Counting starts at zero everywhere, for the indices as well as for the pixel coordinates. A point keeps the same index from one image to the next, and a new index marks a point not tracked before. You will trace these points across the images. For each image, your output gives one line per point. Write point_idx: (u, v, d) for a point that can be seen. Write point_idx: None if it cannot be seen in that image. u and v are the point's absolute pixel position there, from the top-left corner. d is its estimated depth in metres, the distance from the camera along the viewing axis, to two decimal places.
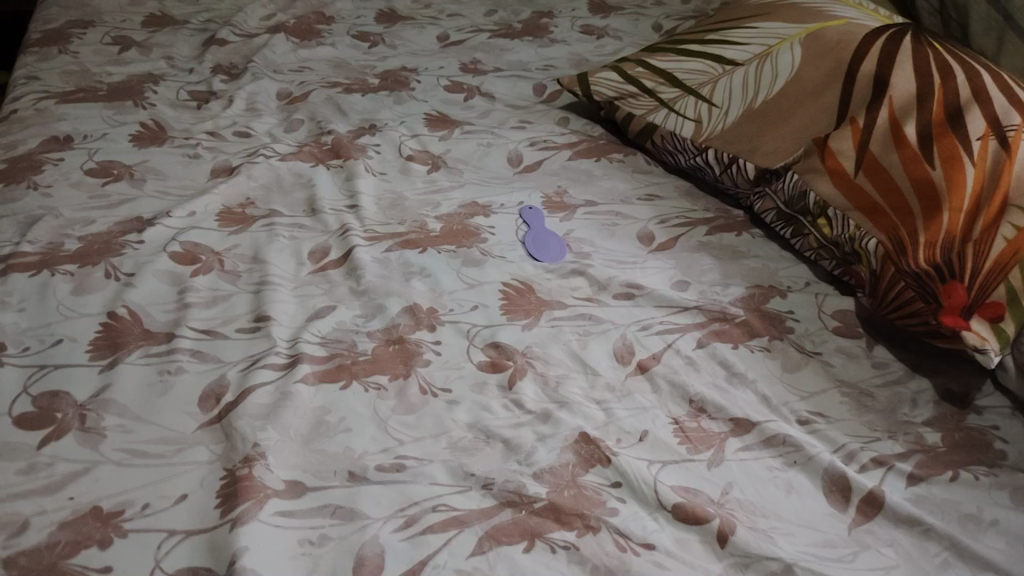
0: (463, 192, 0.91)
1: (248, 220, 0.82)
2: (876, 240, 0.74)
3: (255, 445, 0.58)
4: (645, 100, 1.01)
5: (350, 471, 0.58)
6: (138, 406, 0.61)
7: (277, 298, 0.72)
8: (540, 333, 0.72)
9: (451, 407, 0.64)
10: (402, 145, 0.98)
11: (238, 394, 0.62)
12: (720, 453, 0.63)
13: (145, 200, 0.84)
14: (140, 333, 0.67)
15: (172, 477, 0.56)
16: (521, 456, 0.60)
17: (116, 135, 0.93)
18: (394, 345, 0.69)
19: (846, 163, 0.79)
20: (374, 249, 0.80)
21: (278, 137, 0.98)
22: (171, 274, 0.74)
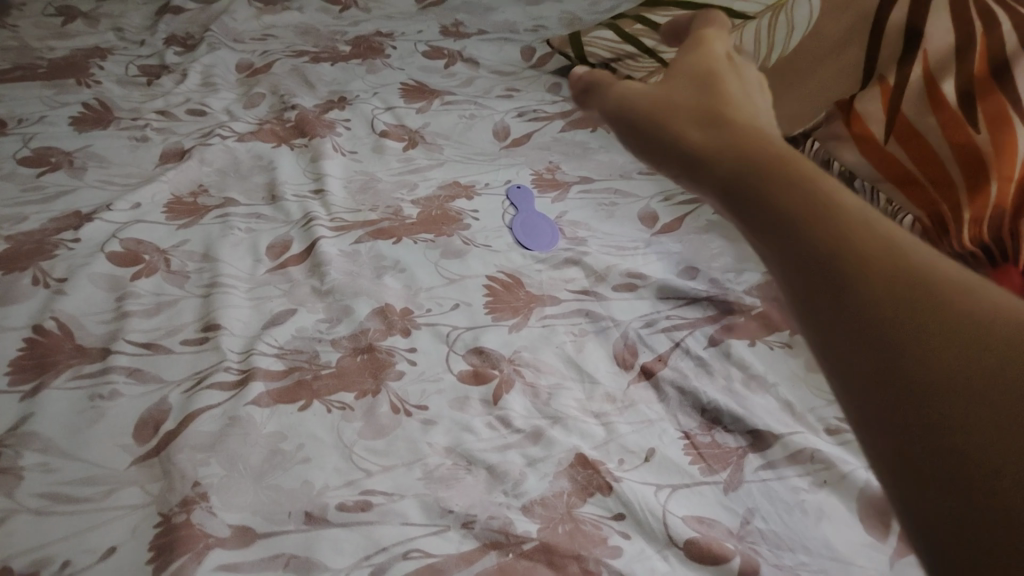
0: (443, 172, 0.82)
1: (201, 211, 0.74)
2: (911, 216, 0.64)
3: (196, 485, 0.50)
4: (644, 62, 0.91)
5: (307, 512, 0.49)
6: (64, 439, 0.52)
7: (229, 302, 0.64)
8: (530, 334, 0.64)
9: (427, 428, 0.55)
10: (375, 120, 0.89)
11: (180, 420, 0.54)
12: (738, 474, 0.54)
13: (85, 190, 0.75)
14: (71, 350, 0.59)
15: (98, 526, 0.48)
16: (508, 486, 0.52)
17: (55, 117, 0.83)
18: (362, 356, 0.60)
19: (875, 129, 0.69)
20: (341, 241, 0.71)
21: (236, 114, 0.88)
22: (109, 278, 0.65)
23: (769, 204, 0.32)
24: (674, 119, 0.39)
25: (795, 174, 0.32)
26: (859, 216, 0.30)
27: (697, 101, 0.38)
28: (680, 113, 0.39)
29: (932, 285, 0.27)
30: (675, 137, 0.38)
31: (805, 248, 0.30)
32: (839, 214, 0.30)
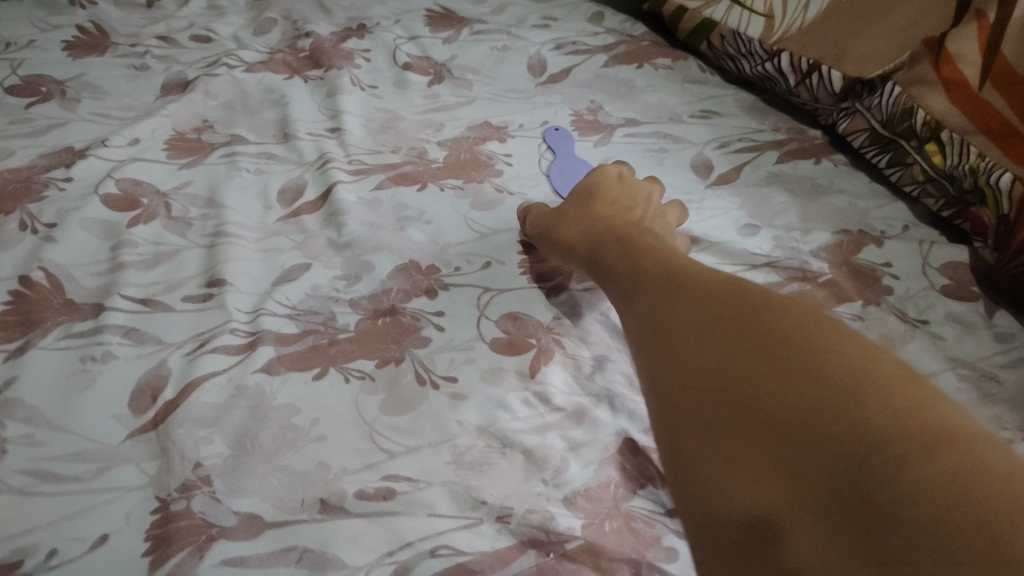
0: (472, 110, 0.74)
1: (205, 149, 0.66)
2: (1010, 175, 0.56)
3: (197, 467, 0.44)
4: None
5: (322, 499, 0.44)
6: (51, 407, 0.47)
7: (235, 255, 0.57)
8: (571, 299, 0.57)
9: (456, 404, 0.49)
10: (398, 50, 0.80)
11: (180, 390, 0.48)
12: None
13: (78, 124, 0.67)
14: (60, 305, 0.53)
15: (88, 509, 0.42)
16: (547, 474, 0.46)
17: (46, 42, 0.76)
18: (383, 319, 0.54)
19: (968, 73, 0.60)
20: (360, 186, 0.64)
21: (245, 41, 0.80)
22: (104, 224, 0.58)
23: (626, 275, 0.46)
24: (586, 250, 0.53)
25: (653, 259, 0.45)
26: (670, 260, 0.44)
27: (609, 238, 0.52)
28: (584, 248, 0.54)
29: (697, 301, 0.38)
30: (587, 260, 0.53)
31: (646, 316, 0.40)
32: (667, 260, 0.44)
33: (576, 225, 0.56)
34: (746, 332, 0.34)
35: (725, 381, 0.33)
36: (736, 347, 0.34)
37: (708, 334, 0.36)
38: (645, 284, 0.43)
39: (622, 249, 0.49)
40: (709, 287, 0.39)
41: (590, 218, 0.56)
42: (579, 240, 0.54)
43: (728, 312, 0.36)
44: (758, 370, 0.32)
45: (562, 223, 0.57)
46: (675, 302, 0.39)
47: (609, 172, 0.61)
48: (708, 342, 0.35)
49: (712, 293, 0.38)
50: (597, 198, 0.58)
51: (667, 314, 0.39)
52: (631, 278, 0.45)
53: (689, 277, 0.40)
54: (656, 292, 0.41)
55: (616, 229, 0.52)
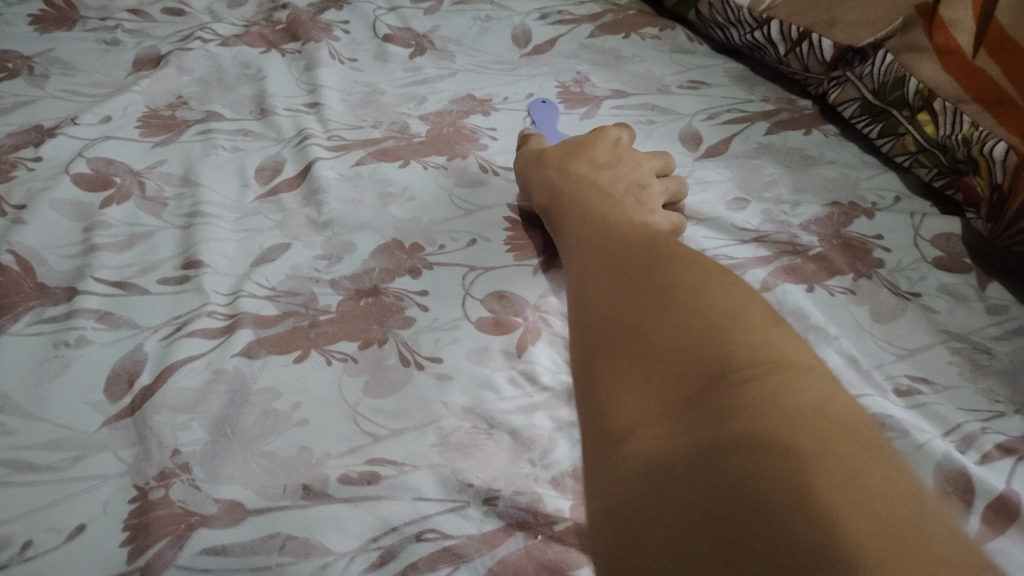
0: (455, 83, 0.72)
1: (179, 126, 0.64)
2: (1005, 144, 0.54)
3: (175, 455, 0.43)
4: None
5: (306, 485, 0.43)
6: (23, 395, 0.45)
7: (212, 235, 0.55)
8: (558, 276, 0.56)
9: (442, 385, 0.48)
10: (378, 22, 0.78)
11: (157, 375, 0.47)
12: None
13: (46, 101, 0.65)
14: (31, 289, 0.51)
15: (64, 500, 0.41)
16: (535, 455, 0.45)
17: (12, 16, 0.73)
18: (366, 299, 0.53)
19: (962, 40, 0.59)
20: (341, 163, 0.63)
21: (220, 14, 0.78)
22: (76, 205, 0.57)
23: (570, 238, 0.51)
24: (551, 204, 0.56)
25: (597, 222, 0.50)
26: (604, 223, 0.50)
27: (573, 197, 0.54)
28: (548, 203, 0.56)
29: (618, 256, 0.44)
30: (551, 214, 0.55)
31: (584, 266, 0.46)
32: (603, 224, 0.50)
33: (552, 177, 0.58)
34: (648, 270, 0.41)
35: (625, 304, 0.39)
36: (638, 280, 0.40)
37: (623, 275, 0.42)
38: (586, 241, 0.48)
39: (581, 210, 0.53)
40: (632, 243, 0.45)
41: (566, 175, 0.57)
42: (547, 196, 0.56)
43: (640, 258, 0.43)
44: (650, 294, 0.38)
45: (540, 175, 0.59)
46: (605, 256, 0.45)
47: (606, 138, 0.62)
48: (622, 280, 0.41)
49: (630, 249, 0.44)
50: (581, 158, 0.59)
51: (597, 263, 0.45)
52: (581, 234, 0.50)
53: (620, 237, 0.47)
54: (591, 250, 0.47)
55: (581, 189, 0.55)
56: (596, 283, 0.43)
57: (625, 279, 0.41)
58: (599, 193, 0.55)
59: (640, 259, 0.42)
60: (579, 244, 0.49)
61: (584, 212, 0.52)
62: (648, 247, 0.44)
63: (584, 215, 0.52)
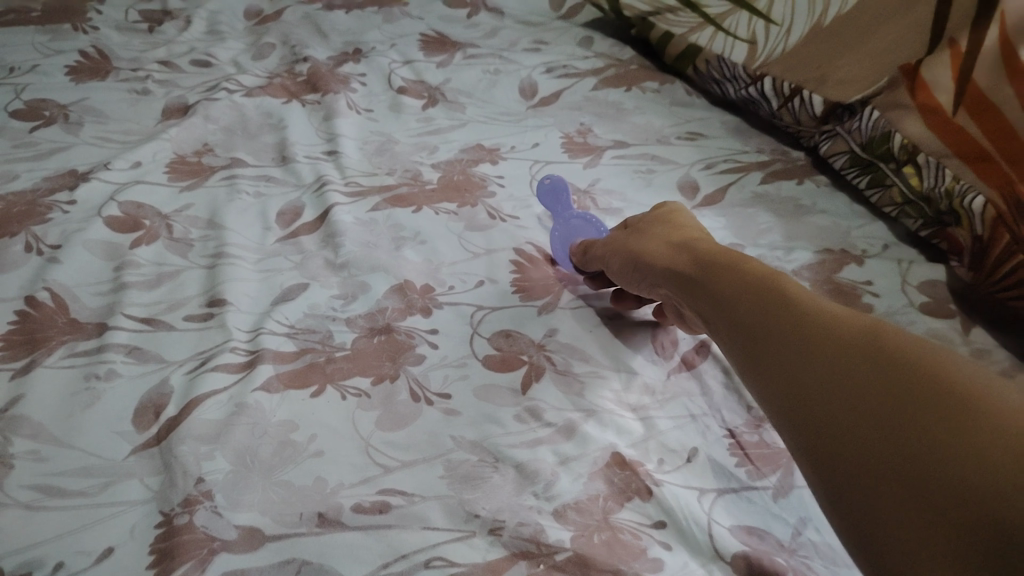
0: (465, 133, 0.76)
1: (205, 171, 0.68)
2: (983, 198, 0.59)
3: (199, 482, 0.45)
4: (687, 16, 0.85)
5: (320, 514, 0.45)
6: (56, 425, 0.48)
7: (235, 275, 0.59)
8: (562, 316, 0.59)
9: (450, 420, 0.51)
10: (393, 74, 0.83)
11: (182, 406, 0.50)
12: (788, 479, 0.50)
13: (81, 147, 0.69)
14: (64, 325, 0.54)
15: (94, 524, 0.44)
16: (538, 488, 0.48)
17: (50, 67, 0.78)
18: (379, 337, 0.56)
19: (943, 99, 0.62)
20: (357, 208, 0.66)
21: (244, 65, 0.82)
22: (107, 246, 0.60)
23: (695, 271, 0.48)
24: (632, 259, 0.54)
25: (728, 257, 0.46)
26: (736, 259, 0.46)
27: (662, 242, 0.54)
28: (627, 263, 0.55)
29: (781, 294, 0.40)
30: (636, 268, 0.54)
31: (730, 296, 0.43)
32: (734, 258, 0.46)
33: (628, 236, 0.57)
34: (779, 291, 0.40)
35: (781, 328, 0.38)
36: (777, 301, 0.39)
37: (757, 299, 0.41)
38: (695, 276, 0.47)
39: (677, 250, 0.51)
40: (730, 266, 0.45)
41: (646, 232, 0.57)
42: (625, 250, 0.55)
43: (765, 276, 0.42)
44: (802, 320, 0.37)
45: (614, 237, 0.58)
46: (716, 287, 0.44)
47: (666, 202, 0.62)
48: (754, 309, 0.40)
49: (735, 273, 0.44)
50: (654, 215, 0.59)
51: (717, 298, 0.44)
52: (683, 270, 0.49)
53: (718, 262, 0.46)
54: (701, 284, 0.46)
55: (670, 237, 0.54)
56: (733, 320, 0.41)
57: (762, 304, 0.40)
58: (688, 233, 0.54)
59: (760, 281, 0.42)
60: (688, 283, 0.48)
61: (679, 252, 0.51)
62: (749, 266, 0.44)
63: (679, 255, 0.51)
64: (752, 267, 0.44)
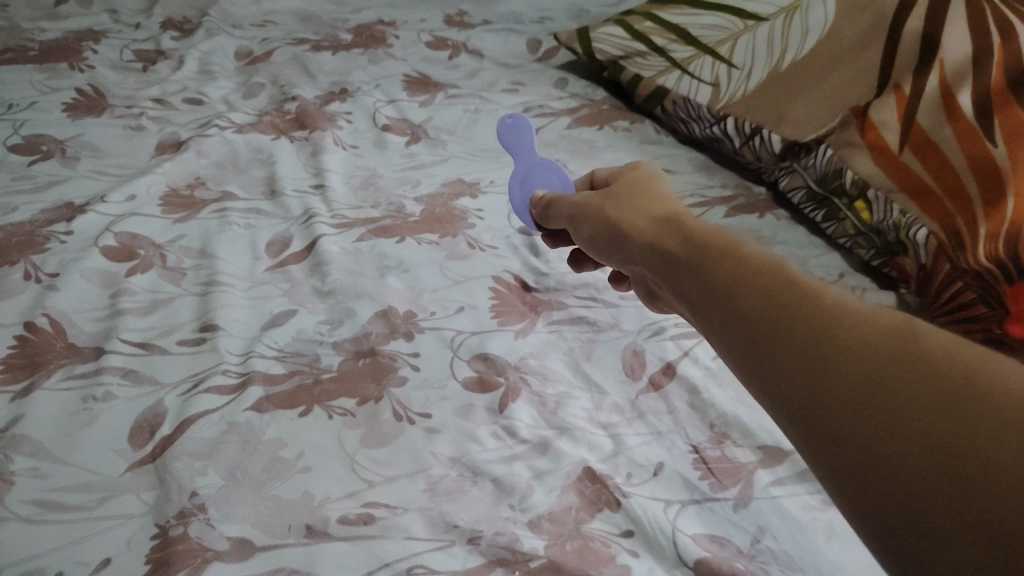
0: (446, 168, 0.80)
1: (197, 204, 0.72)
2: (927, 229, 0.64)
3: (193, 496, 0.48)
4: (655, 60, 0.91)
5: (308, 525, 0.48)
6: (55, 443, 0.51)
7: (227, 302, 0.62)
8: (537, 340, 0.62)
9: (431, 438, 0.54)
10: (378, 112, 0.87)
11: (177, 425, 0.52)
12: (748, 491, 0.53)
13: (78, 180, 0.72)
14: (62, 349, 0.57)
15: (92, 536, 0.46)
16: (514, 500, 0.51)
17: (47, 104, 0.81)
18: (364, 360, 0.59)
19: (889, 138, 0.68)
20: (343, 238, 0.70)
21: (235, 104, 0.86)
22: (103, 274, 0.63)
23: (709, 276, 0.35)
24: (597, 225, 0.49)
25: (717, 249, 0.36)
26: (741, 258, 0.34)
27: (623, 208, 0.48)
28: (592, 235, 0.50)
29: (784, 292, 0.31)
30: (601, 235, 0.49)
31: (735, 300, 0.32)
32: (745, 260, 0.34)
33: (592, 196, 0.51)
34: (744, 258, 0.34)
35: (748, 294, 0.32)
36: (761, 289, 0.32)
37: (723, 268, 0.34)
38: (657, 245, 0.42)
39: (641, 216, 0.46)
40: (695, 235, 0.39)
41: (611, 193, 0.50)
42: (589, 217, 0.50)
43: (730, 244, 0.36)
44: (773, 287, 0.31)
45: (578, 198, 0.52)
46: (678, 258, 0.39)
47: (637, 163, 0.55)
48: (718, 279, 0.34)
49: (699, 242, 0.38)
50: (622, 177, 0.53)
51: (679, 268, 0.38)
52: (646, 239, 0.43)
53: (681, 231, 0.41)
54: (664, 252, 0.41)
55: (633, 199, 0.48)
56: (695, 293, 0.36)
57: (728, 273, 0.34)
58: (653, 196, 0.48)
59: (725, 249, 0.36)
60: (649, 254, 0.42)
61: (642, 220, 0.45)
62: (716, 232, 0.38)
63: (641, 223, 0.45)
64: (718, 233, 0.38)
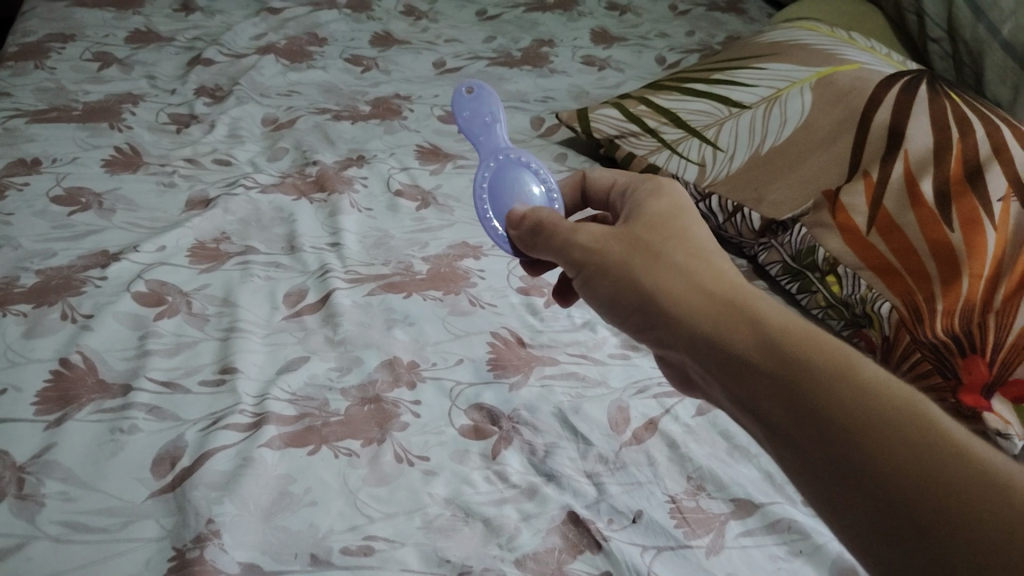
0: (452, 232, 0.86)
1: (222, 256, 0.78)
2: (890, 304, 0.70)
3: (209, 522, 0.52)
4: (648, 140, 0.98)
5: (312, 554, 0.52)
6: (85, 470, 0.55)
7: (245, 347, 0.67)
8: (530, 393, 0.67)
9: (428, 479, 0.59)
10: (391, 179, 0.94)
11: (196, 458, 0.57)
12: (720, 539, 0.58)
13: (113, 231, 0.79)
14: (93, 384, 0.62)
15: (114, 556, 0.50)
16: (502, 540, 0.55)
17: (87, 160, 0.88)
18: (369, 406, 0.64)
19: (858, 219, 0.75)
20: (355, 292, 0.76)
21: (260, 166, 0.93)
22: (133, 317, 0.69)
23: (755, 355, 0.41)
24: (623, 285, 0.49)
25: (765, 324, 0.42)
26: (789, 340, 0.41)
27: (655, 265, 0.48)
28: (614, 293, 0.50)
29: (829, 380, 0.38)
30: (627, 298, 0.49)
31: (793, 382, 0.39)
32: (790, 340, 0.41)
33: (613, 243, 0.50)
34: (844, 381, 0.38)
35: (811, 379, 0.39)
36: (818, 371, 0.39)
37: (827, 393, 0.38)
38: (714, 338, 0.43)
39: (684, 286, 0.46)
40: (767, 334, 0.41)
41: (635, 240, 0.50)
42: (612, 272, 0.50)
43: (784, 330, 0.41)
44: (856, 392, 0.37)
45: (594, 239, 0.51)
46: (754, 364, 0.41)
47: (642, 184, 0.56)
48: (823, 404, 0.38)
49: (775, 347, 0.41)
50: (634, 215, 0.52)
51: (758, 377, 0.40)
52: (696, 326, 0.44)
53: (745, 323, 0.43)
54: (727, 351, 0.42)
55: (665, 256, 0.48)
56: (788, 410, 0.39)
57: (834, 396, 0.38)
58: (684, 253, 0.48)
59: (819, 365, 0.39)
60: (705, 346, 0.44)
61: (685, 295, 0.46)
62: (791, 334, 0.41)
63: (687, 298, 0.46)
64: (795, 337, 0.41)
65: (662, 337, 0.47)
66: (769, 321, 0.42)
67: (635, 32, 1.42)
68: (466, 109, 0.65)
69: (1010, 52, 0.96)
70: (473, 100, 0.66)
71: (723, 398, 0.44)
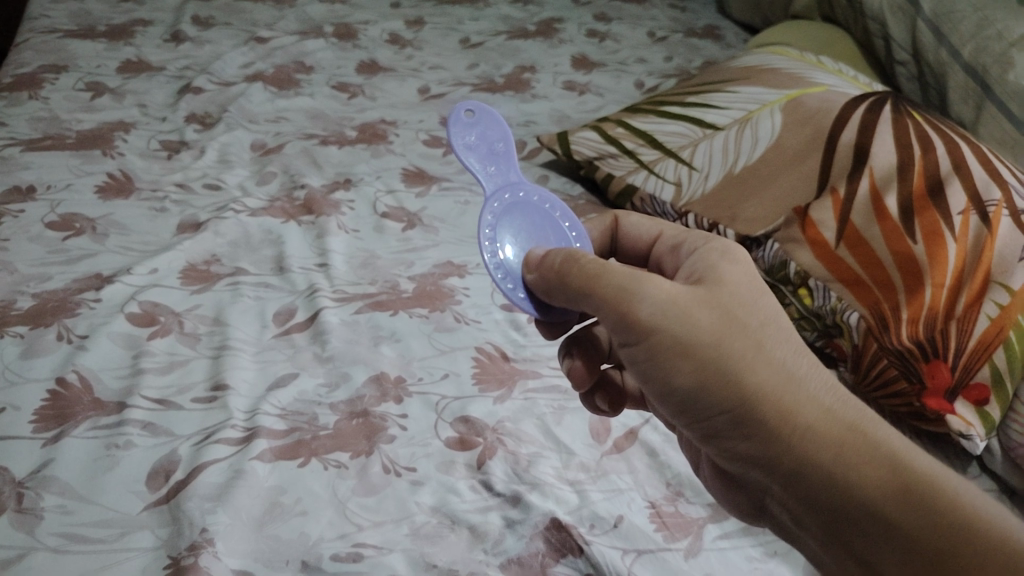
0: (438, 252, 0.89)
1: (213, 278, 0.80)
2: (858, 314, 0.73)
3: (203, 531, 0.54)
4: (625, 161, 1.01)
5: (303, 560, 0.54)
6: (82, 484, 0.57)
7: (236, 365, 0.69)
8: (514, 405, 0.69)
9: (415, 489, 0.61)
10: (378, 202, 0.96)
11: (189, 471, 0.59)
12: (698, 542, 0.60)
13: (107, 255, 0.81)
14: (89, 403, 0.64)
15: (112, 565, 0.52)
16: (487, 545, 0.58)
17: (81, 186, 0.90)
18: (357, 420, 0.66)
19: (827, 233, 0.78)
20: (343, 310, 0.78)
21: (249, 190, 0.96)
22: (126, 337, 0.70)
23: (844, 467, 0.44)
24: (713, 377, 0.46)
25: (855, 437, 0.45)
26: (876, 451, 0.44)
27: (739, 351, 0.47)
28: (695, 383, 0.47)
29: (910, 491, 0.42)
30: (716, 391, 0.47)
31: (877, 495, 0.43)
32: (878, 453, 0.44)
33: (703, 320, 0.47)
34: (926, 494, 0.42)
35: (895, 496, 0.42)
36: (903, 488, 0.42)
37: (945, 535, 0.41)
38: (826, 461, 0.44)
39: (789, 391, 0.46)
40: (877, 456, 0.44)
41: (717, 313, 0.48)
42: (699, 358, 0.46)
43: (872, 444, 0.44)
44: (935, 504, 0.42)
45: (677, 312, 0.47)
46: (873, 498, 0.43)
47: (710, 243, 0.55)
48: (903, 518, 0.42)
49: (891, 471, 0.43)
50: (713, 284, 0.50)
51: (870, 511, 0.43)
52: (803, 446, 0.45)
53: (857, 442, 0.44)
54: (838, 476, 0.44)
55: (762, 347, 0.47)
56: (894, 543, 0.42)
57: (916, 516, 0.42)
58: (778, 344, 0.48)
59: (915, 483, 0.42)
60: (813, 467, 0.45)
61: (793, 407, 0.46)
62: (885, 454, 0.44)
63: (791, 409, 0.46)
64: (903, 460, 0.43)
65: (750, 442, 0.47)
66: (881, 443, 0.44)
67: (614, 58, 1.47)
68: (472, 132, 0.60)
69: (972, 74, 0.99)
70: (477, 123, 0.61)
71: (798, 494, 0.46)
